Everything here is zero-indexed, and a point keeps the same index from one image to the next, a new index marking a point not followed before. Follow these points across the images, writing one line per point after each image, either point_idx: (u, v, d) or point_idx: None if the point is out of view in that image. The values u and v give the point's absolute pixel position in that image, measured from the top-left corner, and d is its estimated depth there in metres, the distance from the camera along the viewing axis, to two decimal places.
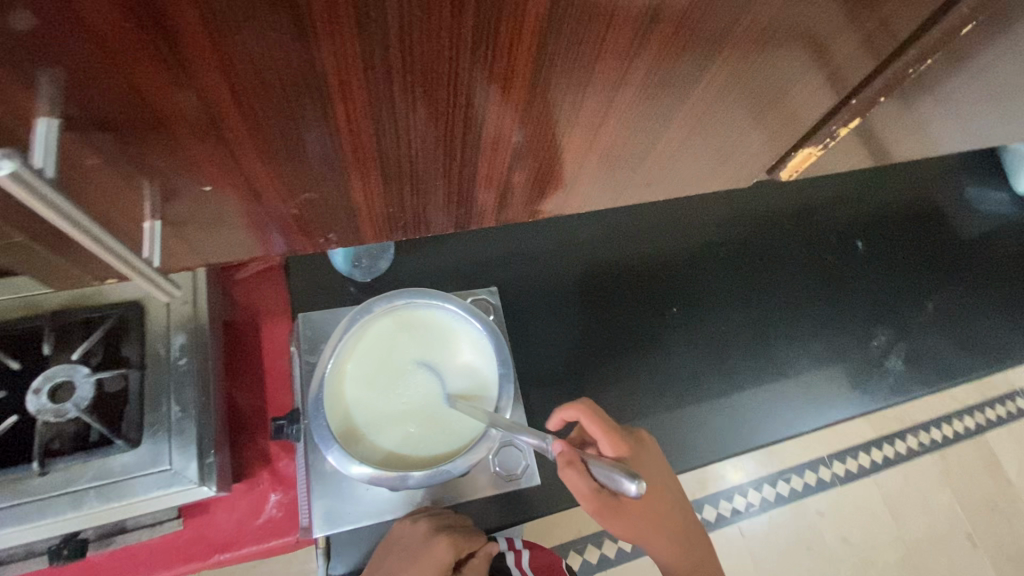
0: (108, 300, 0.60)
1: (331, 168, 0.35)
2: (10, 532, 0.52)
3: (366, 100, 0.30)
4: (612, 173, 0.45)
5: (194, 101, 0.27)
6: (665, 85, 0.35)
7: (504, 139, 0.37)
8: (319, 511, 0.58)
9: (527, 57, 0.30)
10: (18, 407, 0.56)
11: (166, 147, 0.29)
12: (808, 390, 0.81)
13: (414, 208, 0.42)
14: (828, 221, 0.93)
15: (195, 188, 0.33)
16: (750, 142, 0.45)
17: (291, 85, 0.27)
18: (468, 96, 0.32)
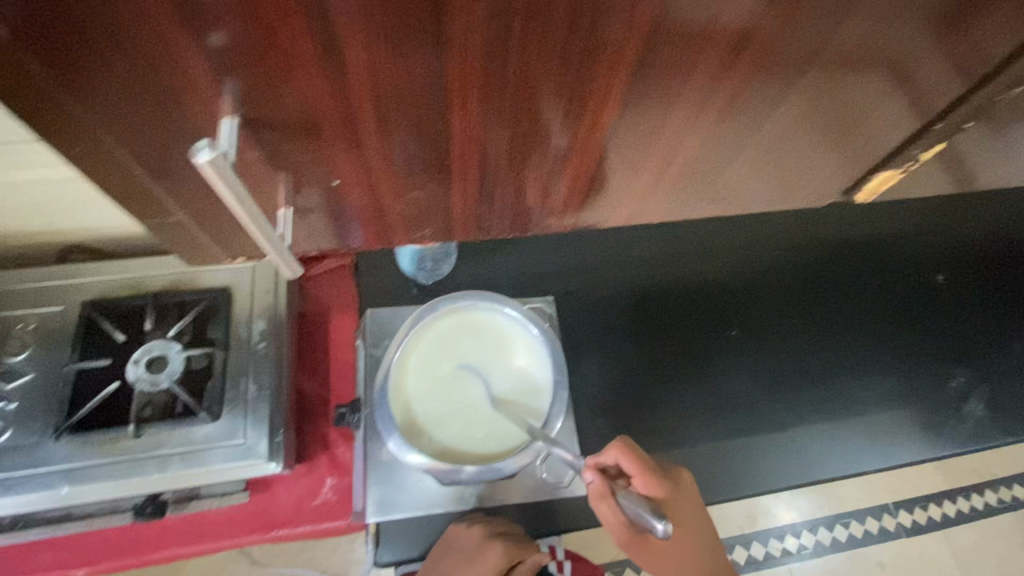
0: (203, 286, 0.68)
1: (431, 172, 0.34)
2: (104, 486, 0.58)
3: (481, 109, 0.29)
4: (681, 188, 0.39)
5: (323, 107, 0.27)
6: (755, 105, 0.33)
7: (608, 157, 0.35)
8: (373, 498, 0.61)
9: (634, 69, 0.28)
10: (119, 375, 0.63)
11: (296, 141, 0.29)
12: (874, 428, 0.77)
13: (508, 212, 0.39)
14: (904, 253, 0.89)
15: (314, 188, 0.33)
16: (838, 162, 0.41)
17: (416, 91, 0.27)
18: (583, 112, 0.31)
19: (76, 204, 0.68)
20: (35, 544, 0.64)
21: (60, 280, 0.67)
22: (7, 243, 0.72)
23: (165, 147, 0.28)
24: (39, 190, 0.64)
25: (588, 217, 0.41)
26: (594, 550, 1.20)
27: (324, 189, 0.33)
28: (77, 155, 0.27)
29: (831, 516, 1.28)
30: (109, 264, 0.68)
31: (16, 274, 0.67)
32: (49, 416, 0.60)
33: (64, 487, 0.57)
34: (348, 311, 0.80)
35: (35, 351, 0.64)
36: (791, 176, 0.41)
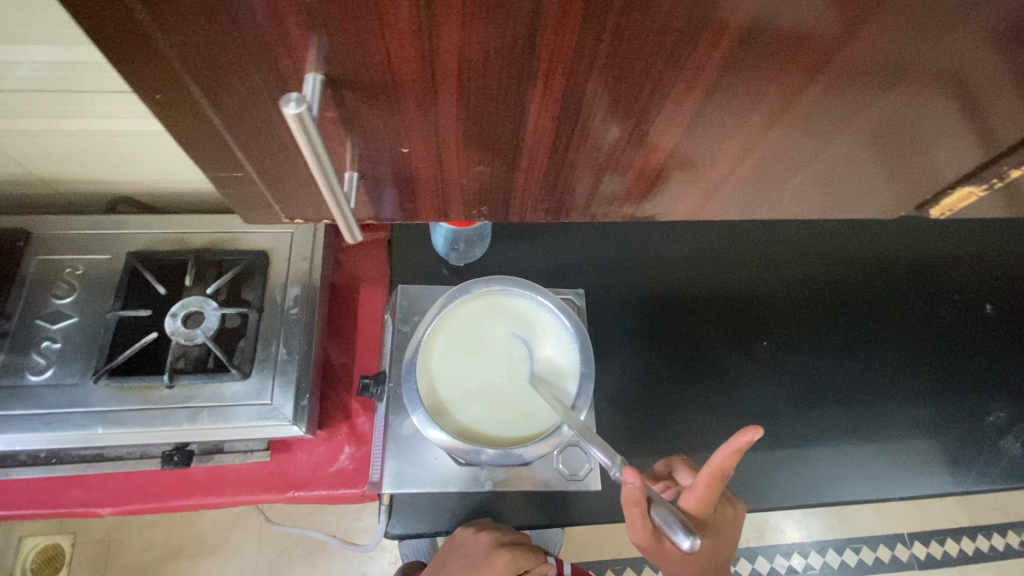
0: (245, 247, 0.69)
1: (498, 157, 0.32)
2: (135, 431, 0.60)
3: (562, 87, 0.27)
4: (734, 182, 0.37)
5: (402, 71, 0.25)
6: (825, 120, 0.31)
7: (685, 146, 0.32)
8: (390, 470, 0.62)
9: (719, 64, 0.26)
10: (157, 326, 0.65)
11: (364, 117, 0.27)
12: (901, 453, 0.75)
13: (566, 202, 0.38)
14: (952, 277, 0.86)
15: (380, 155, 0.31)
16: (913, 167, 0.37)
17: (498, 74, 0.25)
18: (670, 98, 0.28)
19: (125, 158, 0.69)
20: (66, 479, 0.67)
21: (108, 230, 0.69)
22: (60, 189, 0.74)
23: (249, 100, 0.25)
24: (90, 142, 0.65)
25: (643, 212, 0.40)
26: (597, 546, 1.20)
27: (385, 168, 0.32)
28: (160, 101, 0.25)
29: (842, 539, 1.26)
30: (154, 217, 0.70)
31: (67, 220, 0.69)
32: (90, 358, 0.63)
33: (98, 428, 0.59)
34: (378, 285, 0.81)
35: (80, 295, 0.66)
36: (832, 189, 0.39)
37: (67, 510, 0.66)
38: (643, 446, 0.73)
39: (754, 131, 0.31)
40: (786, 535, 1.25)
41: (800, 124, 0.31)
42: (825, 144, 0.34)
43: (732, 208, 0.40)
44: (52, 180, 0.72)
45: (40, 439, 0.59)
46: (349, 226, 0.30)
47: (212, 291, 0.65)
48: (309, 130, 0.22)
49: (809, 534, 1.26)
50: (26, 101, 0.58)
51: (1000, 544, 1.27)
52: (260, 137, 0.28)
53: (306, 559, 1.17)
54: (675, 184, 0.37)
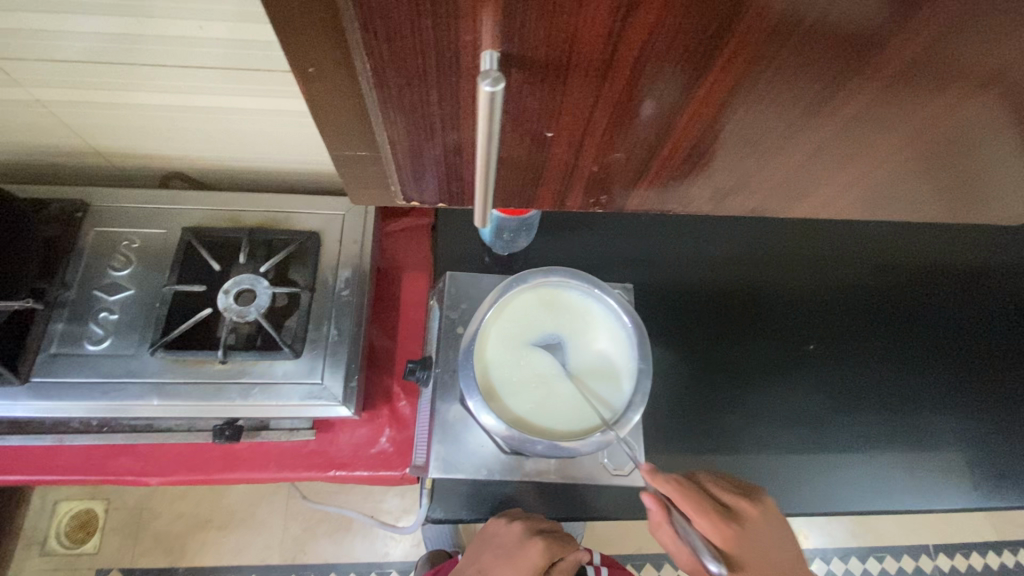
0: (297, 228, 0.70)
1: (607, 149, 0.32)
2: (188, 404, 0.61)
3: (733, 82, 0.26)
4: (832, 185, 0.36)
5: (581, 55, 0.24)
6: (943, 134, 0.31)
7: (820, 148, 0.31)
8: (435, 455, 0.62)
9: (894, 67, 0.25)
10: (210, 302, 0.66)
11: (513, 104, 0.27)
12: (948, 465, 0.74)
13: (656, 196, 0.37)
14: (1005, 288, 0.84)
15: (520, 138, 0.30)
16: (994, 183, 0.37)
17: (661, 67, 0.25)
18: (837, 97, 0.27)
19: (181, 134, 0.70)
20: (116, 447, 0.68)
21: (163, 205, 0.69)
22: (115, 162, 0.75)
23: (412, 77, 0.25)
24: (149, 117, 0.66)
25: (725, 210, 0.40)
26: (617, 540, 1.20)
27: (507, 155, 0.31)
28: (311, 74, 0.24)
29: (865, 548, 1.25)
30: (208, 194, 0.70)
31: (124, 193, 0.70)
32: (146, 331, 0.64)
33: (154, 399, 0.60)
34: (421, 271, 0.81)
35: (136, 268, 0.67)
36: (889, 202, 0.39)
37: (117, 477, 0.68)
38: (683, 444, 0.73)
39: (893, 136, 0.31)
40: (809, 540, 1.24)
41: (937, 133, 0.30)
42: (943, 154, 0.33)
43: (814, 210, 0.39)
44: (108, 153, 0.73)
45: (98, 407, 0.60)
46: (484, 211, 0.30)
47: (265, 269, 0.66)
48: (494, 109, 0.22)
49: (832, 541, 1.25)
50: (92, 73, 0.58)
51: None
52: (403, 114, 0.27)
53: (330, 537, 1.19)
54: (770, 187, 0.36)
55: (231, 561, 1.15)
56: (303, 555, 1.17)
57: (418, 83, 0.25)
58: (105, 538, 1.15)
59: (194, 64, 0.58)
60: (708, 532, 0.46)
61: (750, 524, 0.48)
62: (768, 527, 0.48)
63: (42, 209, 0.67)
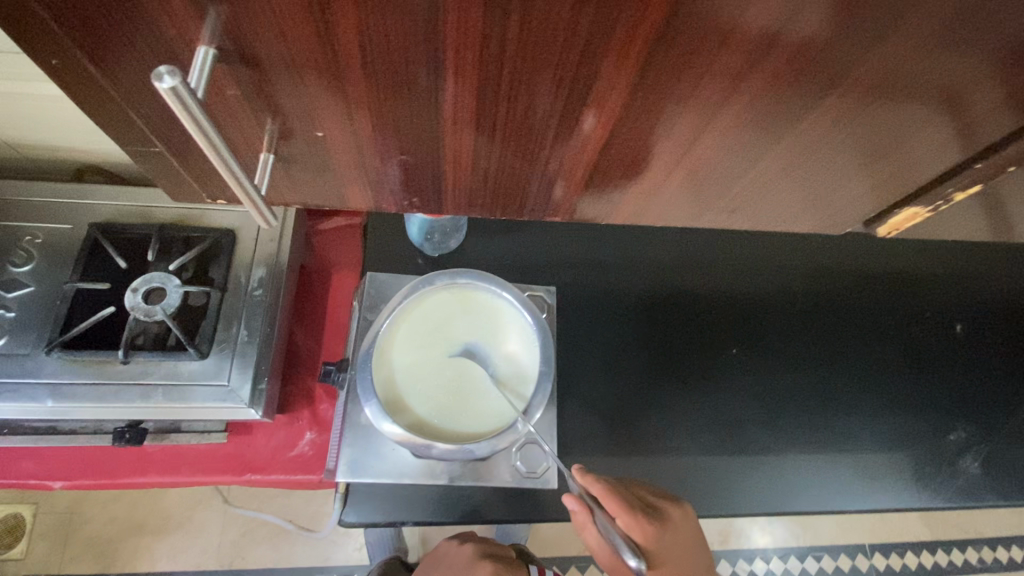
0: (211, 225, 0.68)
1: (453, 128, 0.33)
2: (84, 406, 0.59)
3: (575, 60, 0.27)
4: (703, 167, 0.37)
5: (380, 32, 0.25)
6: (776, 125, 0.32)
7: (659, 131, 0.33)
8: (345, 459, 0.61)
9: (690, 59, 0.27)
10: (115, 300, 0.63)
11: (335, 86, 0.29)
12: (863, 469, 0.75)
13: (521, 176, 0.39)
14: (927, 297, 0.86)
15: (360, 119, 0.32)
16: (853, 177, 0.39)
17: (465, 49, 0.26)
18: (655, 78, 0.28)
19: (91, 126, 0.67)
20: (17, 451, 0.66)
21: (71, 199, 0.67)
22: (26, 153, 0.72)
23: None
24: (58, 106, 0.64)
25: (598, 193, 0.41)
26: (563, 542, 1.21)
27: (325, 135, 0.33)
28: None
29: (805, 547, 1.27)
30: (119, 188, 0.68)
31: (30, 186, 0.67)
32: (45, 330, 0.61)
33: (48, 401, 0.58)
34: (350, 271, 0.80)
35: (39, 264, 0.64)
36: (757, 189, 0.40)
37: (17, 482, 0.65)
38: (607, 446, 0.73)
39: (756, 120, 0.32)
40: (751, 539, 1.27)
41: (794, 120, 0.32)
42: (788, 141, 0.34)
43: (682, 192, 0.41)
44: (18, 144, 0.70)
45: None
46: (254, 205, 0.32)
47: (174, 267, 0.64)
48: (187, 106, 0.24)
49: (773, 540, 1.27)
50: None
51: (960, 564, 1.29)
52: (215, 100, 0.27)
53: (270, 540, 1.16)
54: (629, 169, 0.38)
55: (165, 567, 1.12)
56: (242, 560, 1.14)
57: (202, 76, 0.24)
58: (32, 544, 1.11)
59: None
60: (630, 528, 0.49)
61: (669, 524, 0.51)
62: (687, 527, 0.53)
63: None
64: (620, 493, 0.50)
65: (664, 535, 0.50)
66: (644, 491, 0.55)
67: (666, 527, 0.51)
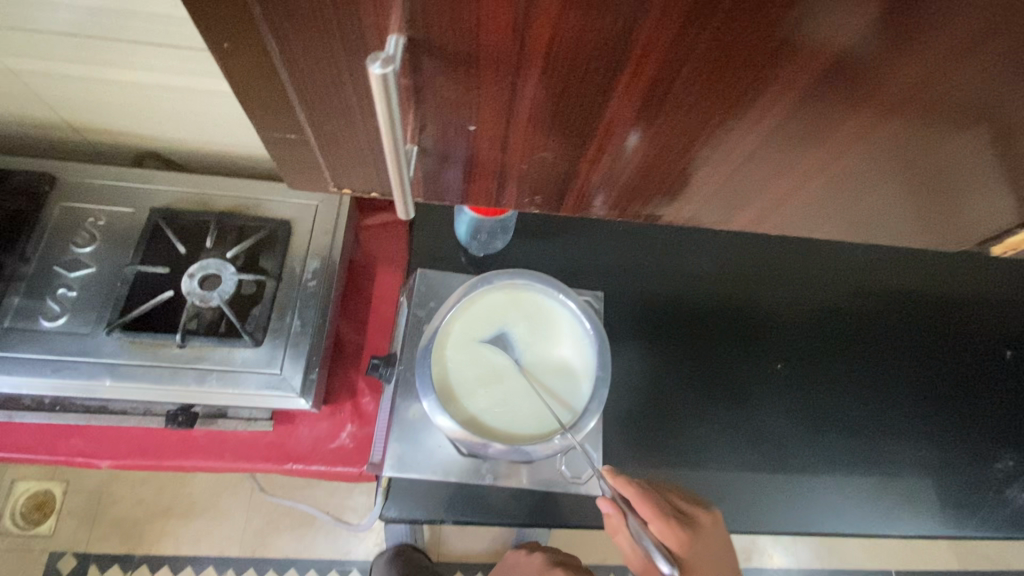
0: (267, 215, 0.69)
1: (539, 146, 0.31)
2: (140, 386, 0.59)
3: (729, 97, 0.26)
4: (820, 203, 0.36)
5: (485, 47, 0.24)
6: (880, 153, 0.30)
7: (752, 155, 0.31)
8: (392, 453, 0.62)
9: (805, 82, 0.25)
10: (173, 285, 0.64)
11: (427, 101, 0.28)
12: (906, 493, 0.74)
13: (600, 195, 0.37)
14: (976, 321, 0.84)
15: (444, 132, 0.30)
16: (949, 206, 0.37)
17: (571, 66, 0.25)
18: (761, 102, 0.27)
19: (157, 114, 0.69)
20: (68, 428, 0.67)
21: (133, 184, 0.68)
22: (89, 138, 0.74)
23: (324, 57, 0.24)
24: (127, 92, 0.65)
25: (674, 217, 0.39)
26: (583, 550, 1.20)
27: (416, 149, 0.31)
28: (226, 50, 0.24)
29: (828, 570, 1.25)
30: (180, 176, 0.70)
31: (95, 169, 0.69)
32: (105, 310, 0.63)
33: (106, 379, 0.59)
34: (395, 267, 0.81)
35: (100, 245, 0.66)
36: (843, 218, 0.38)
37: (67, 459, 0.66)
38: (646, 455, 0.73)
39: (895, 158, 0.31)
40: (774, 559, 1.24)
41: (935, 157, 0.31)
42: (889, 169, 0.32)
43: (785, 226, 0.39)
44: (82, 128, 0.72)
45: (48, 385, 0.58)
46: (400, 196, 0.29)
47: (232, 255, 0.65)
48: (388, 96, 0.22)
49: (796, 561, 1.25)
50: (68, 45, 0.57)
51: None
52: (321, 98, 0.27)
53: (293, 531, 1.17)
54: (713, 196, 0.36)
55: (190, 551, 1.13)
56: (265, 549, 1.15)
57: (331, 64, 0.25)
58: (62, 521, 1.13)
59: (174, 43, 0.57)
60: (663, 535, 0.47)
61: (705, 533, 0.49)
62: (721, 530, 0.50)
63: (9, 179, 0.65)
64: (654, 499, 0.49)
65: (698, 544, 0.48)
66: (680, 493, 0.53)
67: (702, 537, 0.49)
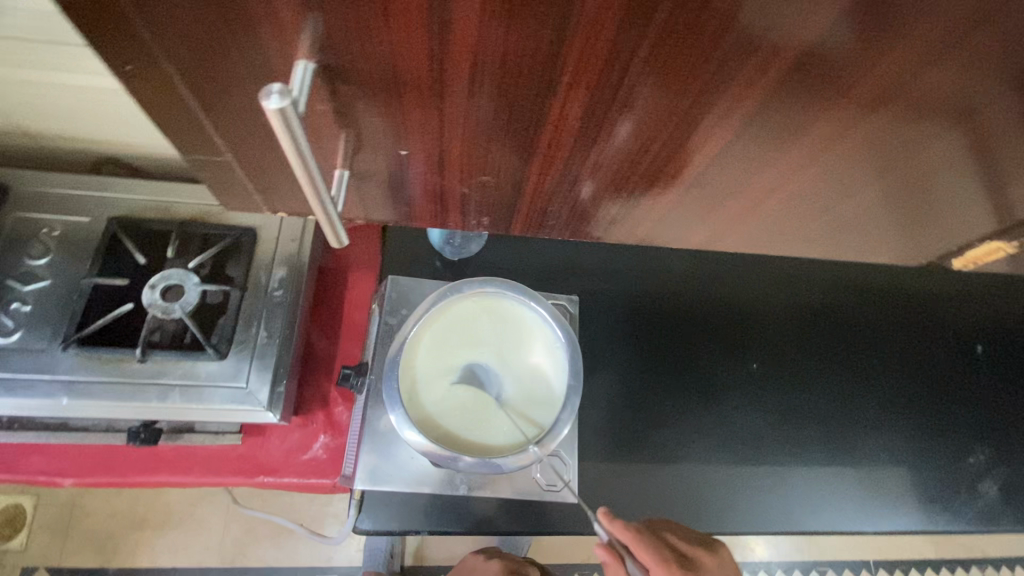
0: (231, 222, 0.67)
1: (501, 150, 0.31)
2: (99, 404, 0.57)
3: (683, 100, 0.26)
4: (795, 204, 0.36)
5: (437, 54, 0.23)
6: (840, 154, 0.30)
7: (714, 156, 0.31)
8: (364, 466, 0.60)
9: (759, 86, 0.25)
10: (132, 297, 0.62)
11: (379, 107, 0.27)
12: (881, 492, 0.74)
13: (569, 199, 0.36)
14: (948, 316, 0.85)
15: (403, 135, 0.29)
16: (912, 205, 0.37)
17: (526, 72, 0.24)
18: (719, 103, 0.26)
19: (112, 117, 0.66)
20: (27, 446, 0.64)
21: (89, 192, 0.66)
22: (42, 143, 0.71)
23: None
24: (78, 95, 0.62)
25: (643, 218, 0.38)
26: (567, 549, 1.20)
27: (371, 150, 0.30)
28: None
29: (809, 561, 1.27)
30: (140, 182, 0.67)
31: (48, 176, 0.66)
32: (61, 325, 0.60)
33: (63, 398, 0.57)
34: (368, 272, 0.79)
35: (55, 257, 0.63)
36: (811, 218, 0.38)
37: (27, 478, 0.64)
38: (625, 459, 0.72)
39: (862, 157, 0.31)
40: (756, 552, 1.26)
41: (907, 157, 0.31)
42: (849, 170, 0.32)
43: (763, 228, 0.39)
44: (34, 134, 0.69)
45: (1, 405, 0.56)
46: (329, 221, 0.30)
47: (194, 265, 0.63)
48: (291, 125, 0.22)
49: (777, 554, 1.27)
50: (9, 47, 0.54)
51: None
52: None
53: (273, 539, 1.15)
54: (679, 197, 0.35)
55: (166, 563, 1.11)
56: (244, 558, 1.13)
57: None
58: (32, 536, 1.10)
59: None
60: None
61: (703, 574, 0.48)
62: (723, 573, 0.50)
63: None
64: (653, 543, 0.48)
65: None
66: (675, 534, 0.52)
67: None
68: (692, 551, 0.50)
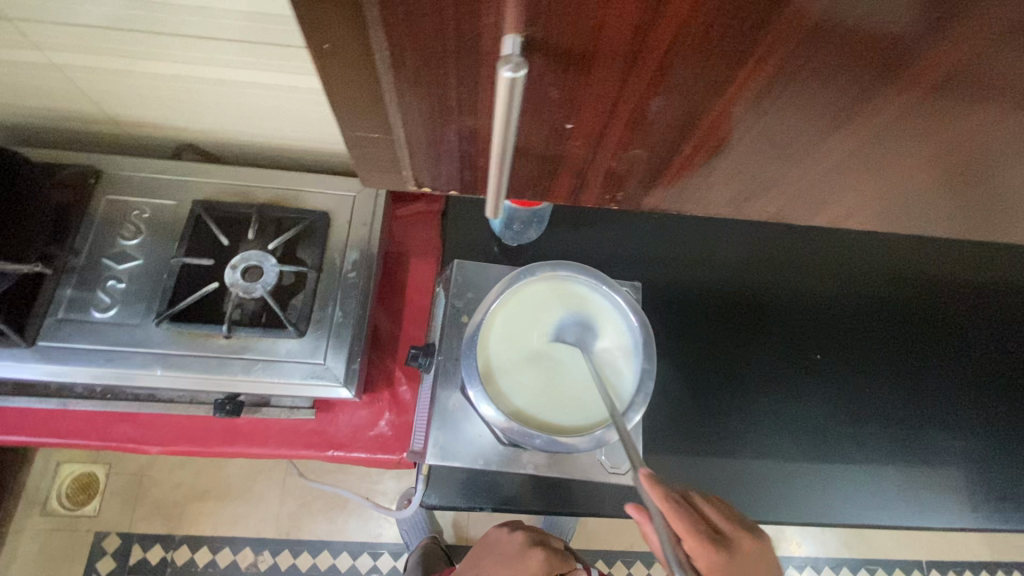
0: (307, 207, 0.70)
1: (633, 145, 0.30)
2: (190, 376, 0.61)
3: (831, 106, 0.26)
4: (892, 207, 0.35)
5: (607, 49, 0.23)
6: (967, 159, 0.29)
7: (837, 159, 0.30)
8: (434, 443, 0.62)
9: (914, 92, 0.25)
10: (216, 276, 0.65)
11: (532, 103, 0.27)
12: (949, 488, 0.72)
13: (680, 192, 0.36)
14: (1018, 311, 0.82)
15: (541, 130, 0.29)
16: (1012, 209, 0.35)
17: (688, 69, 0.24)
18: (865, 108, 0.26)
19: (195, 106, 0.69)
20: (118, 415, 0.69)
21: (176, 176, 0.69)
22: (127, 130, 0.75)
23: (433, 56, 0.24)
24: (163, 85, 0.65)
25: (740, 212, 0.37)
26: (609, 536, 1.21)
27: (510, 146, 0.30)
28: (325, 52, 0.24)
29: (857, 559, 1.24)
30: (219, 168, 0.70)
31: (137, 162, 0.70)
32: (153, 301, 0.64)
33: (158, 368, 0.61)
34: (429, 258, 0.81)
35: (146, 238, 0.67)
36: (907, 220, 0.37)
37: (118, 444, 0.68)
38: (682, 446, 0.72)
39: (982, 167, 0.30)
40: (801, 548, 1.24)
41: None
42: (960, 178, 0.31)
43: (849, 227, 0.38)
44: (122, 122, 0.73)
45: (103, 374, 0.60)
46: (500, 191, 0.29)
47: (273, 247, 0.65)
48: (516, 86, 0.22)
49: (822, 550, 1.25)
50: (105, 39, 0.57)
51: None
52: (413, 94, 0.26)
53: (325, 515, 1.20)
54: (788, 196, 0.35)
55: (227, 533, 1.17)
56: (299, 531, 1.18)
57: (440, 58, 0.24)
58: (105, 502, 1.17)
59: (214, 36, 0.57)
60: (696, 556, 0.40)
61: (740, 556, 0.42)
62: (754, 566, 0.42)
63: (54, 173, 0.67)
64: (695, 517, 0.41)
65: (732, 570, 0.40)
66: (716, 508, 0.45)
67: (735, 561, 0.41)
68: (732, 533, 0.43)
